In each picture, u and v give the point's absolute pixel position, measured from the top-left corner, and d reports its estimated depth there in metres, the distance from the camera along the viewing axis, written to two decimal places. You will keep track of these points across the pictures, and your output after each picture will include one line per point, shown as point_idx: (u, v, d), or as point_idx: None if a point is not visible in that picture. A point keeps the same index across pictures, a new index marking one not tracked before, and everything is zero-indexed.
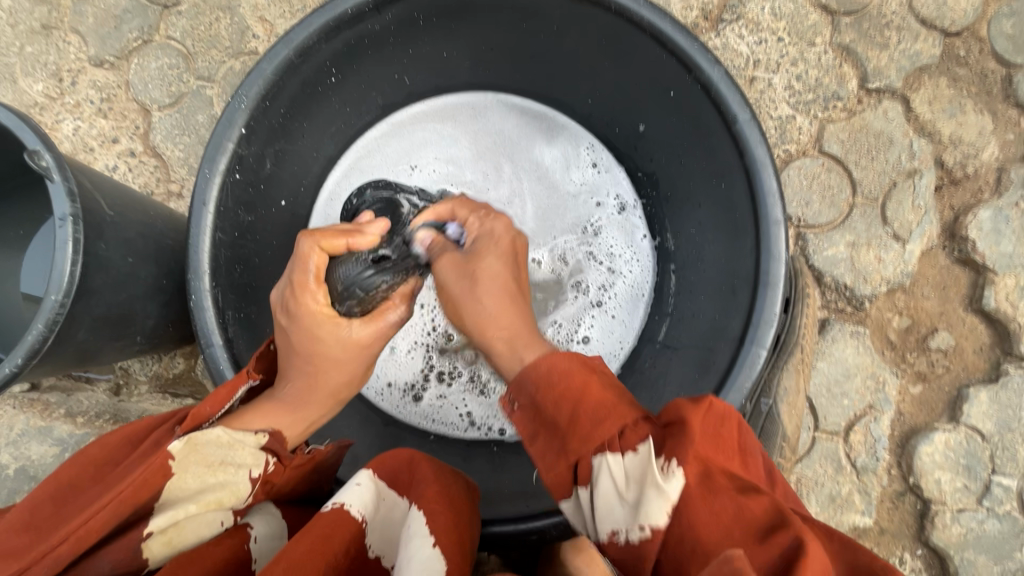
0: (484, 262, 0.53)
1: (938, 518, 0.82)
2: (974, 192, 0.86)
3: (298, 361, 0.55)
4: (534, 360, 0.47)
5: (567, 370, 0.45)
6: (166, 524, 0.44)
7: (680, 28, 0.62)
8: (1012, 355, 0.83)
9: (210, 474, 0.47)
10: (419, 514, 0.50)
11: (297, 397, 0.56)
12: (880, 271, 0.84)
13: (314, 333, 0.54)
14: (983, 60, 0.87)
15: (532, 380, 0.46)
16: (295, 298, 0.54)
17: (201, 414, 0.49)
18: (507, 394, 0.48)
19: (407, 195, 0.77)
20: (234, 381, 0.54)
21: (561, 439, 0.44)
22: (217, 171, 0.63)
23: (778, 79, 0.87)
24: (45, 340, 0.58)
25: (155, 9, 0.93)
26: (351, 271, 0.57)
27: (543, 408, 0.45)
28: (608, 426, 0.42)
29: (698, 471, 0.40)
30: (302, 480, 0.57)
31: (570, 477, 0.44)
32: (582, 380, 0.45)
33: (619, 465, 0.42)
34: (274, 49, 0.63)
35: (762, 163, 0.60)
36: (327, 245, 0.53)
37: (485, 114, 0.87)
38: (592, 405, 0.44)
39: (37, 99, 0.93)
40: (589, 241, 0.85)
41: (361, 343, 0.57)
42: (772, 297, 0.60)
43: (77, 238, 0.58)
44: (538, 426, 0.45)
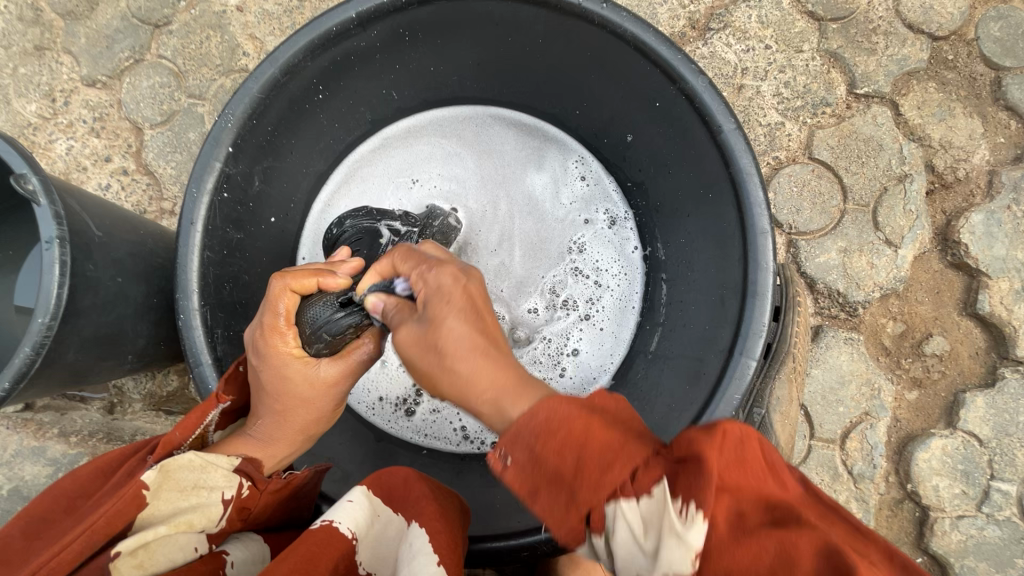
0: (444, 324, 0.45)
1: (938, 525, 0.82)
2: (966, 196, 0.85)
3: (265, 399, 0.55)
4: (530, 407, 0.40)
5: (565, 415, 0.38)
6: (135, 546, 0.44)
7: (664, 39, 0.62)
8: (1007, 359, 0.83)
9: (182, 498, 0.48)
10: (417, 533, 0.50)
11: (268, 431, 0.55)
12: (873, 276, 0.83)
13: (281, 371, 0.53)
14: (971, 64, 0.86)
15: (528, 428, 0.39)
16: (263, 337, 0.54)
17: (171, 441, 0.50)
18: (499, 449, 0.40)
19: (388, 222, 0.77)
20: (205, 405, 0.53)
21: (568, 491, 0.37)
22: (204, 191, 0.63)
23: (767, 86, 0.87)
24: (32, 363, 0.58)
25: (147, 28, 0.94)
26: (321, 313, 0.54)
27: (544, 455, 0.38)
28: (617, 471, 0.36)
29: (725, 516, 0.33)
30: (280, 504, 0.56)
31: (584, 529, 0.37)
32: (582, 425, 0.38)
33: (633, 513, 0.35)
34: (260, 67, 0.63)
35: (747, 173, 0.60)
36: (297, 284, 0.53)
37: (481, 126, 0.87)
38: (598, 448, 0.37)
39: (31, 120, 0.94)
40: (574, 257, 0.85)
41: (327, 383, 0.55)
42: (761, 306, 0.59)
43: (63, 260, 0.59)
44: (541, 481, 0.38)
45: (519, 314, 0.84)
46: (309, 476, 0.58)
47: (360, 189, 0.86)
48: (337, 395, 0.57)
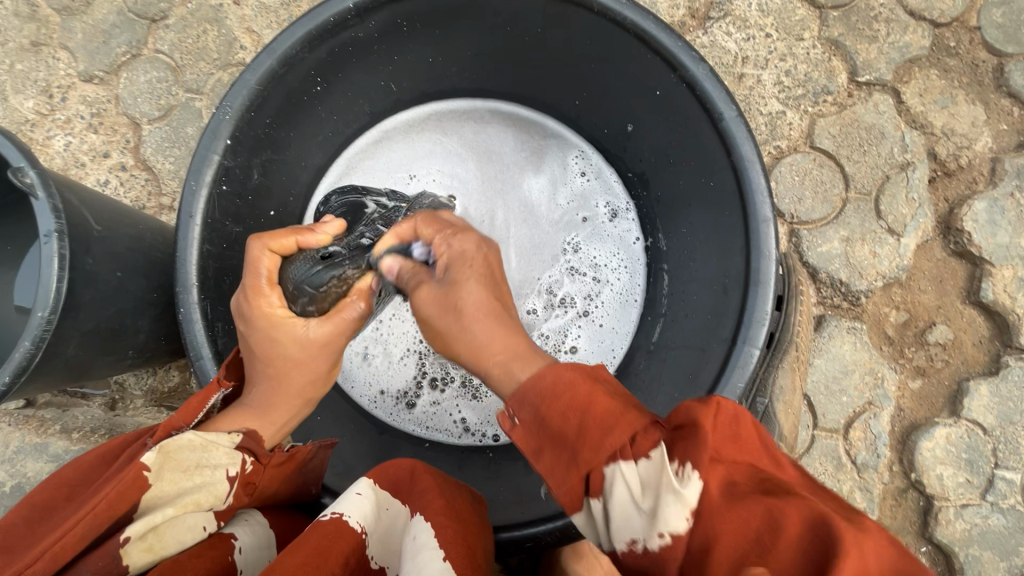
0: (460, 285, 0.48)
1: (942, 514, 0.81)
2: (969, 183, 0.85)
3: (259, 366, 0.55)
4: (537, 372, 0.43)
5: (571, 381, 0.42)
6: (144, 529, 0.44)
7: (664, 26, 0.61)
8: (1011, 347, 0.82)
9: (185, 478, 0.47)
10: (425, 526, 0.49)
11: (265, 398, 0.55)
12: (875, 265, 0.83)
13: (269, 331, 0.54)
14: (974, 50, 0.86)
15: (536, 393, 0.42)
16: (248, 301, 0.54)
17: (171, 424, 0.49)
18: (507, 408, 0.44)
19: (374, 197, 0.84)
20: (206, 391, 0.52)
21: (571, 451, 0.41)
22: (203, 184, 0.63)
23: (767, 75, 0.86)
24: (33, 357, 0.57)
25: (143, 23, 0.94)
26: (302, 269, 0.56)
27: (549, 420, 0.42)
28: (618, 436, 0.39)
29: (717, 485, 0.38)
30: (283, 480, 0.56)
31: (583, 489, 0.41)
32: (586, 392, 0.41)
33: (632, 474, 0.39)
34: (257, 59, 0.63)
35: (750, 160, 0.60)
36: (275, 244, 0.54)
37: (480, 121, 0.87)
38: (599, 413, 0.40)
39: (28, 116, 0.94)
40: (570, 256, 0.85)
41: (318, 342, 0.55)
42: (764, 294, 0.59)
43: (62, 253, 0.58)
44: (543, 443, 0.42)
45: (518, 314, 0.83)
46: (311, 450, 0.58)
47: (356, 183, 0.85)
48: (332, 356, 0.57)
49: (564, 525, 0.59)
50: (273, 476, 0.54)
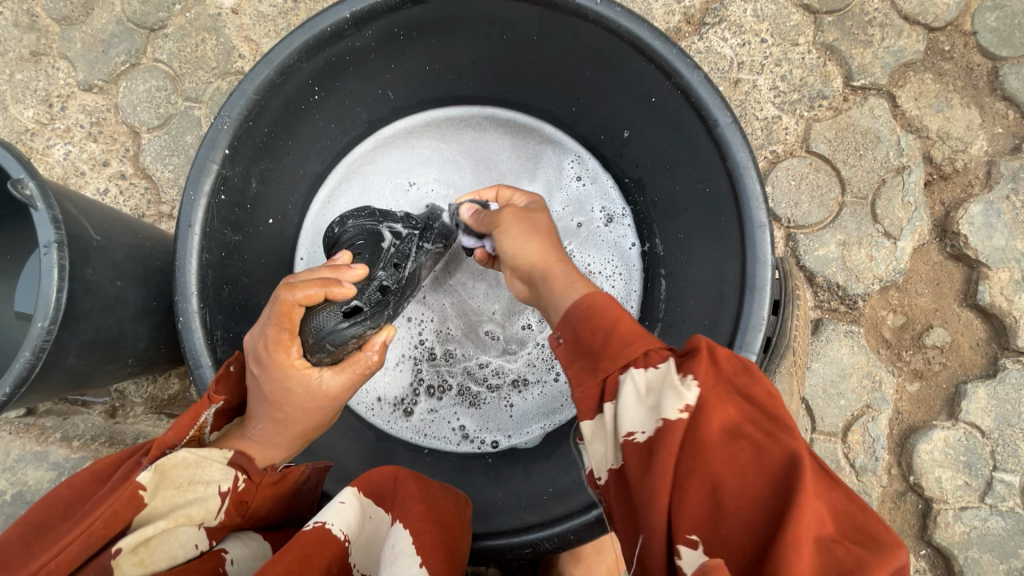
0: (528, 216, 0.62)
1: (941, 517, 0.81)
2: (964, 187, 0.85)
3: (265, 406, 0.55)
4: (579, 298, 0.50)
5: (604, 306, 0.48)
6: (136, 542, 0.44)
7: (658, 34, 0.62)
8: (1009, 350, 0.83)
9: (179, 493, 0.48)
10: (404, 533, 0.50)
11: (270, 435, 0.57)
12: (872, 269, 0.83)
13: (286, 382, 0.54)
14: (968, 54, 0.86)
15: (575, 314, 0.49)
16: (268, 351, 0.53)
17: (164, 442, 0.50)
18: (555, 331, 0.50)
19: (390, 223, 0.74)
20: (196, 407, 0.53)
21: (594, 359, 0.45)
22: (201, 194, 0.63)
23: (763, 80, 0.87)
24: (33, 368, 0.58)
25: (142, 32, 0.94)
26: (325, 322, 0.54)
27: (581, 333, 0.47)
28: (636, 348, 0.44)
29: (720, 412, 0.39)
30: (278, 502, 0.56)
31: (598, 395, 0.45)
32: (616, 315, 0.47)
33: (642, 383, 0.42)
34: (255, 69, 0.63)
35: (745, 167, 0.60)
36: (305, 297, 0.51)
37: (476, 126, 0.88)
38: (623, 332, 0.46)
39: (28, 125, 0.94)
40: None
41: (328, 396, 0.56)
42: (760, 301, 0.59)
43: (62, 264, 0.59)
44: (575, 354, 0.47)
45: (515, 327, 0.83)
46: (307, 473, 0.59)
47: (356, 190, 0.87)
48: (339, 402, 0.59)
49: (561, 530, 0.60)
50: (267, 496, 0.54)
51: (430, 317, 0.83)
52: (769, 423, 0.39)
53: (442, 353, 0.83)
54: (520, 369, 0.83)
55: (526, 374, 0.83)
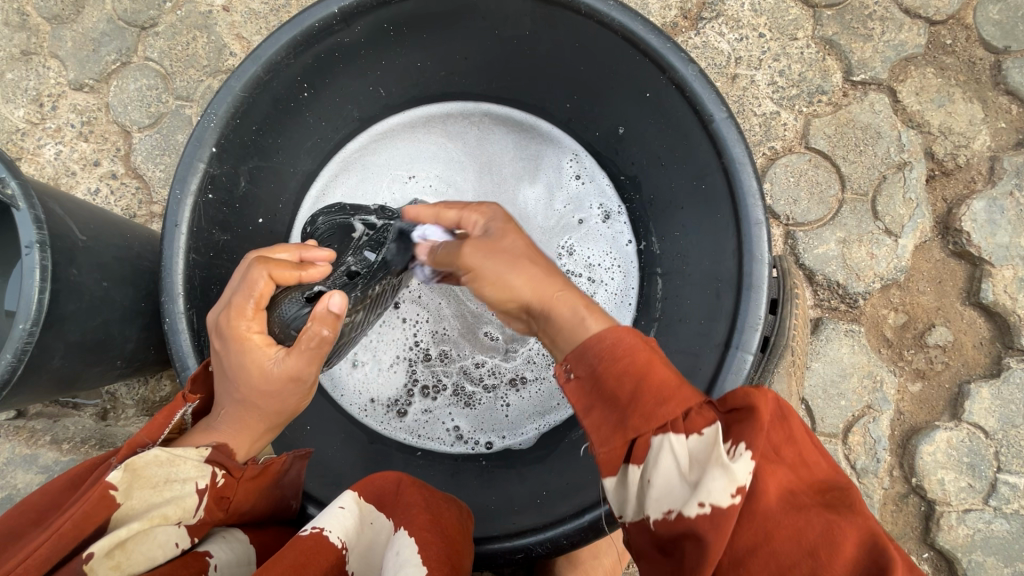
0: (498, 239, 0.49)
1: (944, 520, 0.80)
2: (967, 182, 0.84)
3: (226, 388, 0.53)
4: (599, 331, 0.40)
5: (632, 343, 0.39)
6: (110, 546, 0.42)
7: (652, 27, 0.60)
8: (1013, 349, 0.81)
9: (156, 493, 0.46)
10: (408, 541, 0.48)
11: (232, 421, 0.53)
12: (873, 267, 0.82)
13: (240, 356, 0.52)
14: (970, 48, 0.85)
15: (594, 351, 0.40)
16: (228, 320, 0.52)
17: (136, 441, 0.48)
18: (564, 363, 0.41)
19: (362, 216, 0.77)
20: (171, 405, 0.52)
21: (622, 414, 0.38)
22: (188, 192, 0.62)
23: (761, 75, 0.85)
24: (14, 371, 0.56)
25: (133, 31, 0.93)
26: (289, 309, 0.56)
27: (605, 378, 0.39)
28: (675, 406, 0.37)
29: (775, 485, 0.35)
30: (259, 494, 0.55)
31: (624, 455, 0.38)
32: (648, 357, 0.39)
33: (683, 447, 0.37)
34: (242, 66, 0.62)
35: (741, 163, 0.59)
36: (278, 272, 0.53)
37: (476, 120, 0.86)
38: (658, 380, 0.38)
39: (19, 125, 0.93)
40: (565, 258, 0.84)
41: (280, 374, 0.52)
42: (757, 300, 0.58)
43: (44, 265, 0.57)
44: (596, 402, 0.39)
45: None
46: (286, 462, 0.58)
47: (353, 183, 0.86)
48: (304, 387, 0.54)
49: (555, 535, 0.59)
50: (248, 491, 0.54)
51: (425, 317, 0.82)
52: (827, 493, 0.36)
53: (437, 353, 0.81)
54: (518, 365, 0.81)
55: (524, 371, 0.82)
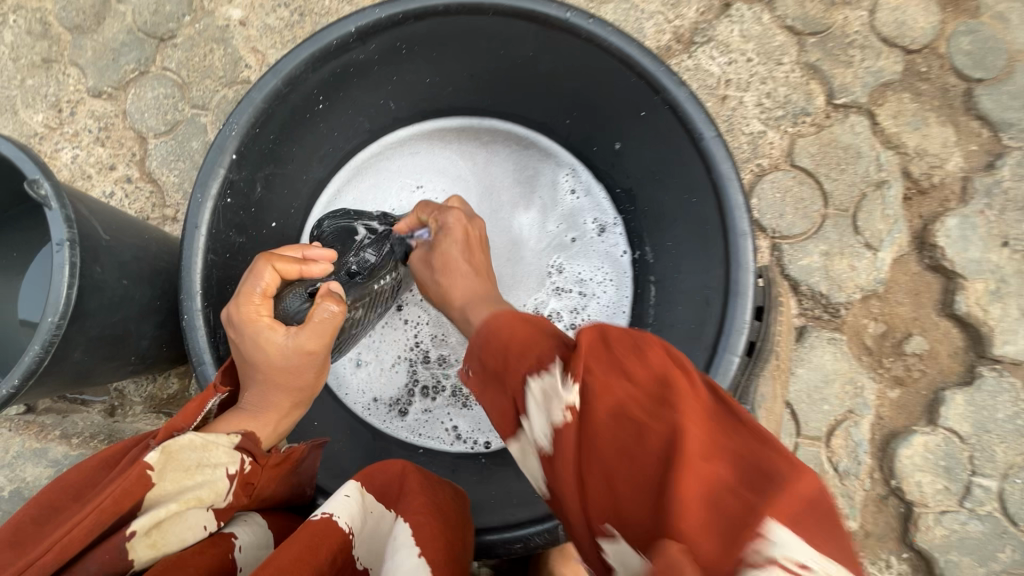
0: (443, 250, 0.69)
1: (921, 520, 0.84)
2: (941, 201, 0.89)
3: (249, 370, 0.59)
4: (482, 326, 0.52)
5: (505, 328, 0.49)
6: (149, 524, 0.45)
7: (647, 51, 0.65)
8: (985, 358, 0.86)
9: (188, 476, 0.49)
10: (404, 525, 0.52)
11: (258, 401, 0.59)
12: (853, 278, 0.86)
13: (255, 336, 0.57)
14: (944, 75, 0.91)
15: (479, 341, 0.51)
16: (239, 307, 0.58)
17: (173, 426, 0.52)
18: (466, 366, 0.52)
19: (365, 221, 0.81)
20: (202, 395, 0.56)
21: (499, 381, 0.47)
22: (209, 197, 0.65)
23: (749, 97, 0.91)
24: (41, 361, 0.59)
25: (152, 42, 0.97)
26: (293, 304, 0.63)
27: (485, 359, 0.49)
28: (528, 360, 0.44)
29: (602, 404, 0.38)
30: (281, 479, 0.59)
31: (509, 413, 0.46)
32: (513, 333, 0.48)
33: (537, 390, 0.43)
34: (263, 79, 0.66)
35: (728, 178, 0.63)
36: (281, 267, 0.59)
37: (483, 135, 0.91)
38: (518, 347, 0.46)
39: (37, 129, 0.97)
40: (556, 276, 0.89)
41: (292, 350, 0.58)
42: (742, 305, 0.62)
43: (73, 262, 0.60)
44: (485, 379, 0.49)
45: None
46: (307, 451, 0.61)
47: (360, 190, 0.90)
48: (318, 361, 0.61)
49: (552, 526, 0.62)
50: (270, 477, 0.57)
51: (426, 320, 0.85)
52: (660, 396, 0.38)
53: (437, 356, 0.85)
54: None
55: None
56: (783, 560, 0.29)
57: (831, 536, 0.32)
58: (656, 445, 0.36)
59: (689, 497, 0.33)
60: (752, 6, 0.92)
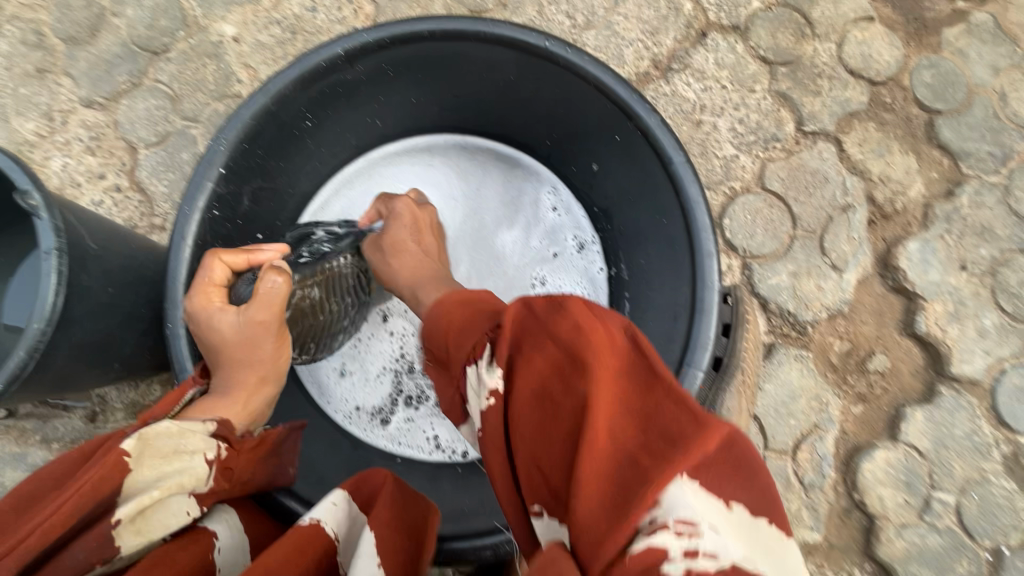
0: (394, 232, 0.77)
1: (883, 533, 0.87)
2: (904, 226, 0.93)
3: (214, 356, 0.65)
4: (427, 314, 0.53)
5: (449, 312, 0.51)
6: (133, 511, 0.47)
7: (621, 80, 0.68)
8: (944, 376, 0.90)
9: (166, 463, 0.51)
10: (368, 534, 0.52)
11: (225, 383, 0.64)
12: (820, 298, 0.90)
13: (208, 319, 0.64)
14: (907, 106, 0.95)
15: (422, 327, 0.52)
16: (195, 297, 0.65)
17: (149, 416, 0.55)
18: (425, 359, 0.53)
19: (326, 226, 0.84)
20: (182, 387, 0.60)
21: (446, 372, 0.49)
22: (196, 209, 0.67)
23: (722, 122, 0.95)
24: (25, 367, 0.61)
25: (146, 55, 1.00)
26: (244, 288, 0.69)
27: (432, 345, 0.51)
28: (462, 347, 0.47)
29: (525, 381, 0.40)
30: (256, 466, 0.61)
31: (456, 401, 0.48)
32: (450, 318, 0.50)
33: (476, 374, 0.44)
34: (253, 97, 0.68)
35: (696, 202, 0.67)
36: (228, 258, 0.68)
37: (471, 154, 0.94)
38: (457, 332, 0.48)
39: (28, 137, 0.98)
40: (538, 289, 0.91)
41: (243, 325, 0.65)
42: (707, 322, 0.65)
43: (60, 270, 0.62)
44: (437, 367, 0.51)
45: None
46: (279, 434, 0.66)
47: (349, 202, 0.92)
48: (273, 333, 0.67)
49: None
50: (247, 460, 0.59)
51: (412, 331, 0.88)
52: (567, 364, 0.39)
53: (421, 366, 0.88)
54: None
55: None
56: (670, 522, 0.31)
57: (733, 486, 0.34)
58: (569, 419, 0.37)
59: (593, 473, 0.35)
60: (727, 37, 0.96)
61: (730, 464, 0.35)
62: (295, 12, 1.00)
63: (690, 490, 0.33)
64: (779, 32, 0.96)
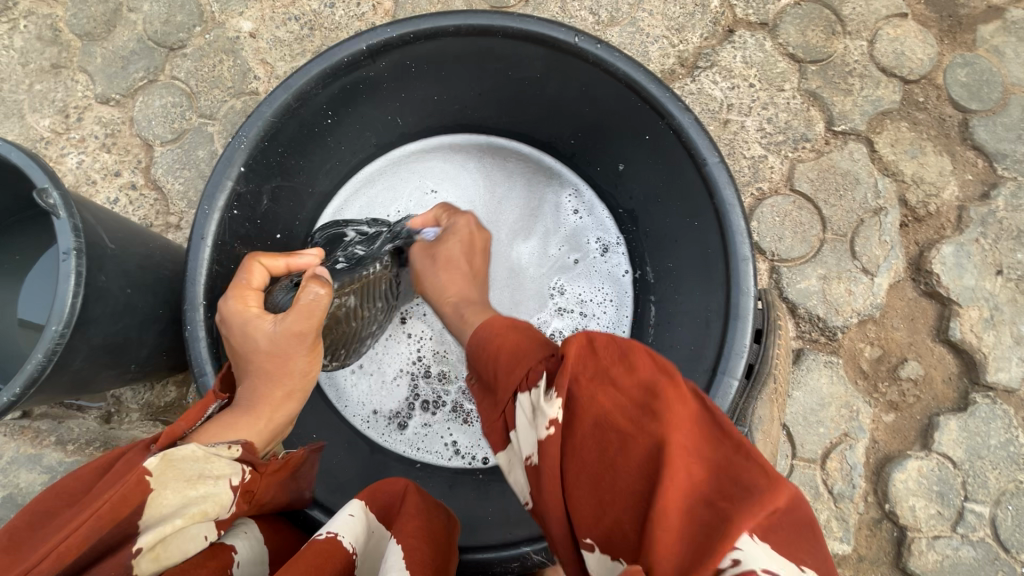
0: (448, 245, 0.73)
1: (915, 545, 0.84)
2: (937, 229, 0.90)
3: (241, 364, 0.61)
4: (476, 332, 0.52)
5: (498, 331, 0.51)
6: (154, 541, 0.44)
7: (654, 77, 0.66)
8: (978, 385, 0.87)
9: (189, 487, 0.48)
10: (396, 546, 0.50)
11: (251, 396, 0.60)
12: (850, 303, 0.88)
13: (243, 325, 0.61)
14: (941, 105, 0.93)
15: (474, 347, 0.51)
16: (230, 300, 0.63)
17: (174, 431, 0.52)
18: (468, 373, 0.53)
19: (355, 226, 0.86)
20: (204, 401, 0.57)
21: (493, 393, 0.48)
22: (216, 209, 0.65)
23: (750, 121, 0.92)
24: (43, 369, 0.59)
25: (162, 51, 0.98)
26: (281, 295, 0.67)
27: (481, 366, 0.50)
28: (516, 374, 0.46)
29: (588, 418, 0.40)
30: (278, 485, 0.59)
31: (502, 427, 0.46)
32: (505, 340, 0.49)
33: (527, 401, 0.44)
34: (274, 93, 0.67)
35: (731, 204, 0.64)
36: (269, 262, 0.67)
37: (493, 154, 0.92)
38: (509, 355, 0.47)
39: (43, 134, 0.97)
40: (557, 297, 0.89)
41: (273, 335, 0.61)
42: (743, 329, 0.63)
43: (79, 271, 0.61)
44: (481, 391, 0.50)
45: None
46: (304, 455, 0.63)
47: (370, 199, 0.90)
48: (307, 346, 0.63)
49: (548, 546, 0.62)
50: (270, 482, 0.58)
51: (429, 334, 0.86)
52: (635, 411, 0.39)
53: (437, 372, 0.85)
54: None
55: None
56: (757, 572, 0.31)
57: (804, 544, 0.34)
58: (641, 457, 0.38)
59: (671, 509, 0.35)
60: (755, 33, 0.94)
61: (801, 521, 0.35)
62: (313, 7, 0.98)
63: (766, 549, 0.33)
64: (809, 29, 0.94)
